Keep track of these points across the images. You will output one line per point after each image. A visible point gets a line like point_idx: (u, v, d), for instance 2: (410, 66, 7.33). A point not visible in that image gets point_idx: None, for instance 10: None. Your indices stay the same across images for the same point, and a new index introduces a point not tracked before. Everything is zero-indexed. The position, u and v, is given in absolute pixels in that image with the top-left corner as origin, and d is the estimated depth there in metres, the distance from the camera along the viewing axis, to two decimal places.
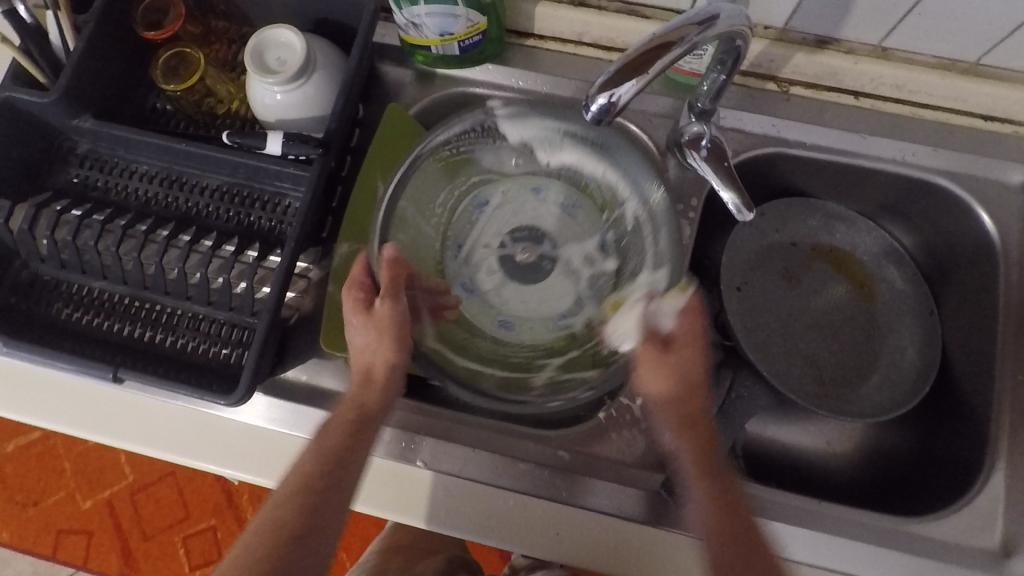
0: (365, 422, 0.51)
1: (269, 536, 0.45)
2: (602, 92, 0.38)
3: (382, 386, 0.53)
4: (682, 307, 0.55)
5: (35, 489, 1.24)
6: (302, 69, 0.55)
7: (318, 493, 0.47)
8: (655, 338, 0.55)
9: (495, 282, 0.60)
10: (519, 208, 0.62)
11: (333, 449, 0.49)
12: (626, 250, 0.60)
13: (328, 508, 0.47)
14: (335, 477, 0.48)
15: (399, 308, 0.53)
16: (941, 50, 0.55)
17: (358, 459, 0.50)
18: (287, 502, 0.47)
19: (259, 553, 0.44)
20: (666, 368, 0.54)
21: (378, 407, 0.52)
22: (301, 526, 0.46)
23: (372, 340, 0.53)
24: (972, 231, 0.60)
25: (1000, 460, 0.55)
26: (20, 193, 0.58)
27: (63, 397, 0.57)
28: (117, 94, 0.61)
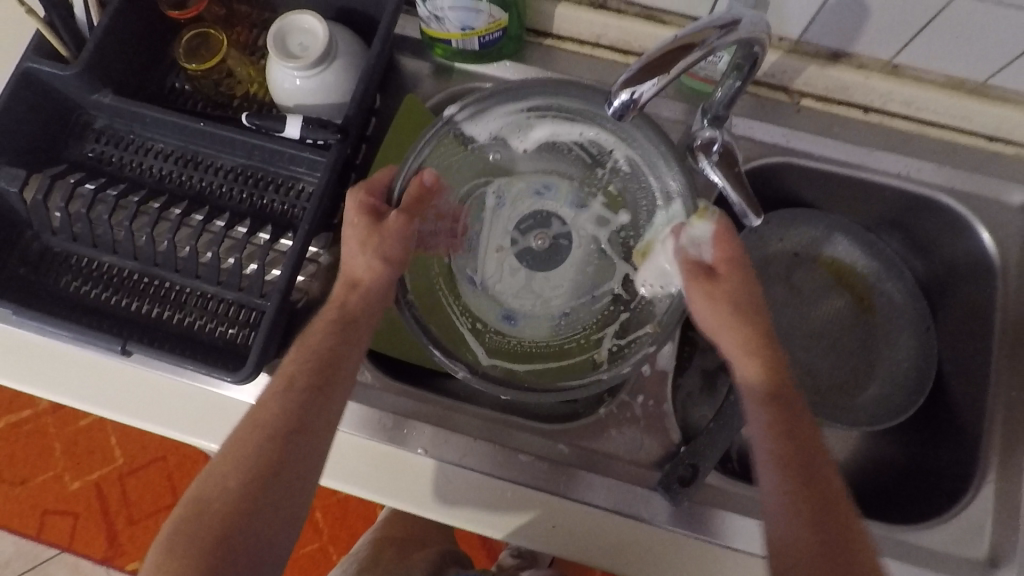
0: (349, 321, 0.52)
1: (260, 435, 0.46)
2: (624, 88, 0.39)
3: (370, 291, 0.53)
4: (714, 232, 0.54)
5: (24, 467, 1.23)
6: (324, 55, 0.56)
7: (304, 392, 0.48)
8: (696, 268, 0.54)
9: (508, 281, 0.60)
10: (522, 200, 0.61)
11: (319, 348, 0.50)
12: (632, 202, 0.61)
13: (318, 407, 0.48)
14: (323, 376, 0.49)
15: (406, 226, 0.54)
16: (950, 70, 0.57)
17: (347, 360, 0.50)
18: (276, 396, 0.48)
19: (257, 447, 0.45)
20: (721, 295, 0.52)
21: (365, 310, 0.53)
22: (294, 420, 0.47)
23: (369, 250, 0.53)
24: (972, 248, 0.62)
25: (991, 472, 0.56)
26: (36, 164, 0.58)
27: (66, 369, 0.57)
28: (137, 71, 0.61)
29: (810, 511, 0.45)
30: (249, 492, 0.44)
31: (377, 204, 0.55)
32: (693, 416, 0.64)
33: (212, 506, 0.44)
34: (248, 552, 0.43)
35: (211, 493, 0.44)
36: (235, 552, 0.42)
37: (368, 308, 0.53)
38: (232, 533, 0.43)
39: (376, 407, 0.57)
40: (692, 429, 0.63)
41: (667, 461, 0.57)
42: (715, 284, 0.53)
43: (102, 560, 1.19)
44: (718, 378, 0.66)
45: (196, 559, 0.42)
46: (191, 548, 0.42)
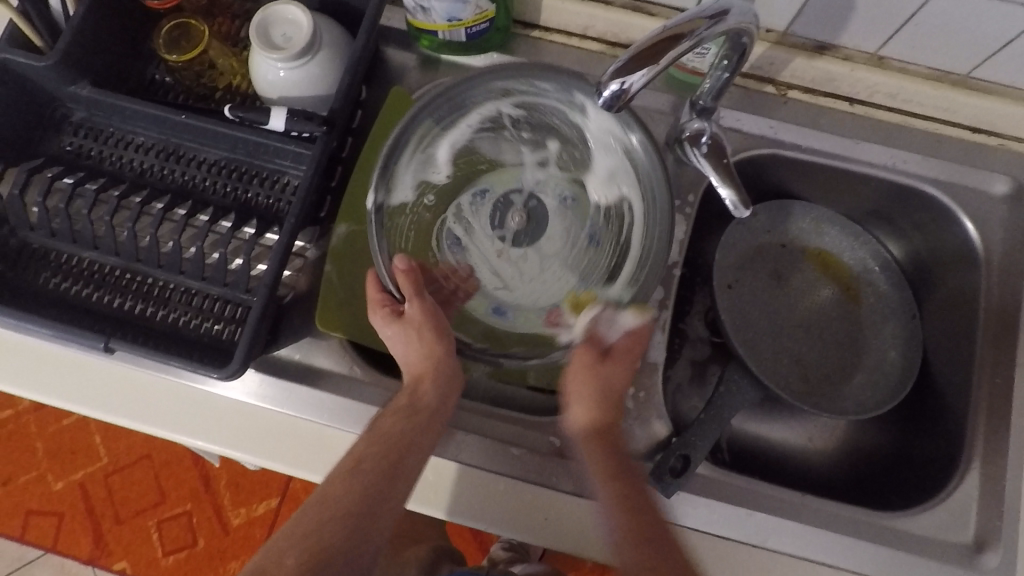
0: (418, 408, 0.52)
1: (323, 516, 0.47)
2: (614, 79, 0.39)
3: (437, 377, 0.53)
4: (636, 326, 0.55)
5: (6, 468, 1.21)
6: (308, 47, 0.55)
7: (371, 476, 0.48)
8: (596, 347, 0.56)
9: (522, 280, 0.59)
10: (484, 207, 0.61)
11: (388, 434, 0.50)
12: (545, 123, 0.61)
13: (384, 493, 0.48)
14: (392, 464, 0.49)
15: (426, 304, 0.55)
16: (935, 61, 0.57)
17: (420, 447, 0.50)
18: (347, 478, 0.48)
19: (319, 528, 0.46)
20: (599, 381, 0.54)
21: (437, 398, 0.53)
22: (360, 504, 0.48)
23: (416, 342, 0.54)
24: (956, 239, 0.62)
25: (975, 458, 0.57)
26: (12, 158, 0.57)
27: (47, 367, 0.56)
28: (116, 63, 0.60)
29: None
30: (305, 573, 0.44)
31: (393, 305, 0.55)
32: (682, 408, 0.64)
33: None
34: None
35: (266, 566, 0.44)
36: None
37: (436, 394, 0.53)
38: None
39: (365, 402, 0.56)
40: (682, 421, 0.63)
41: (658, 451, 0.57)
42: (603, 365, 0.55)
43: (88, 560, 1.18)
44: (707, 370, 0.66)
45: None
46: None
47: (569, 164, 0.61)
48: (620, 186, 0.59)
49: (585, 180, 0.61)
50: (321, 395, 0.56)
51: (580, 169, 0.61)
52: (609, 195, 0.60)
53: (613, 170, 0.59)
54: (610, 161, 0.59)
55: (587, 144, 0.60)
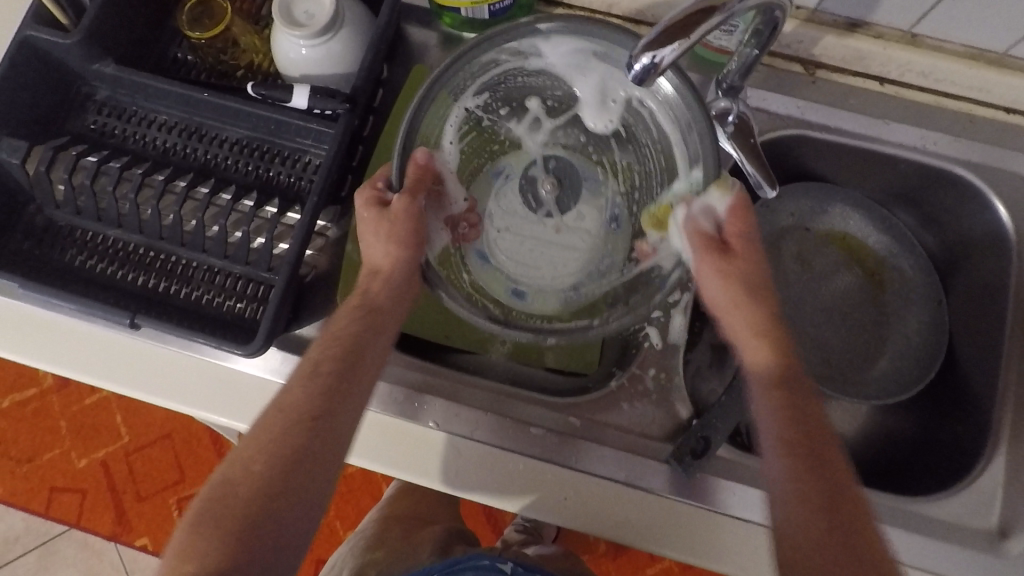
0: (373, 305, 0.52)
1: (286, 418, 0.47)
2: (645, 53, 0.38)
3: (391, 277, 0.53)
4: (729, 203, 0.52)
5: (30, 445, 1.24)
6: (330, 23, 0.54)
7: (327, 378, 0.48)
8: (707, 238, 0.53)
9: (592, 259, 0.57)
10: (517, 185, 0.58)
11: (343, 334, 0.50)
12: (516, 89, 0.58)
13: (339, 394, 0.48)
14: (347, 364, 0.49)
15: (413, 206, 0.53)
16: (970, 39, 0.55)
17: (371, 347, 0.51)
18: (303, 383, 0.48)
19: (279, 434, 0.46)
20: (736, 275, 0.52)
21: (388, 300, 0.53)
22: (316, 407, 0.47)
23: (382, 238, 0.52)
24: (986, 222, 0.61)
25: (1001, 445, 0.56)
26: (37, 137, 0.57)
27: (73, 343, 0.57)
28: (139, 41, 0.60)
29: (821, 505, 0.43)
30: (275, 476, 0.45)
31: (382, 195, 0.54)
32: (702, 390, 0.64)
33: (238, 491, 0.44)
34: (273, 530, 0.44)
35: (240, 472, 0.45)
36: (257, 540, 0.43)
37: (392, 295, 0.53)
38: (259, 518, 0.44)
39: (386, 380, 0.57)
40: (701, 403, 0.63)
41: (678, 434, 0.57)
42: (730, 257, 0.52)
43: (111, 536, 1.20)
44: (727, 353, 0.66)
45: (222, 540, 0.43)
46: (217, 532, 0.43)
47: (558, 110, 0.59)
48: (611, 99, 0.57)
49: (582, 120, 0.59)
50: None
51: (572, 110, 0.59)
52: (610, 123, 0.58)
53: (594, 94, 0.57)
54: (591, 86, 0.57)
55: (562, 79, 0.57)
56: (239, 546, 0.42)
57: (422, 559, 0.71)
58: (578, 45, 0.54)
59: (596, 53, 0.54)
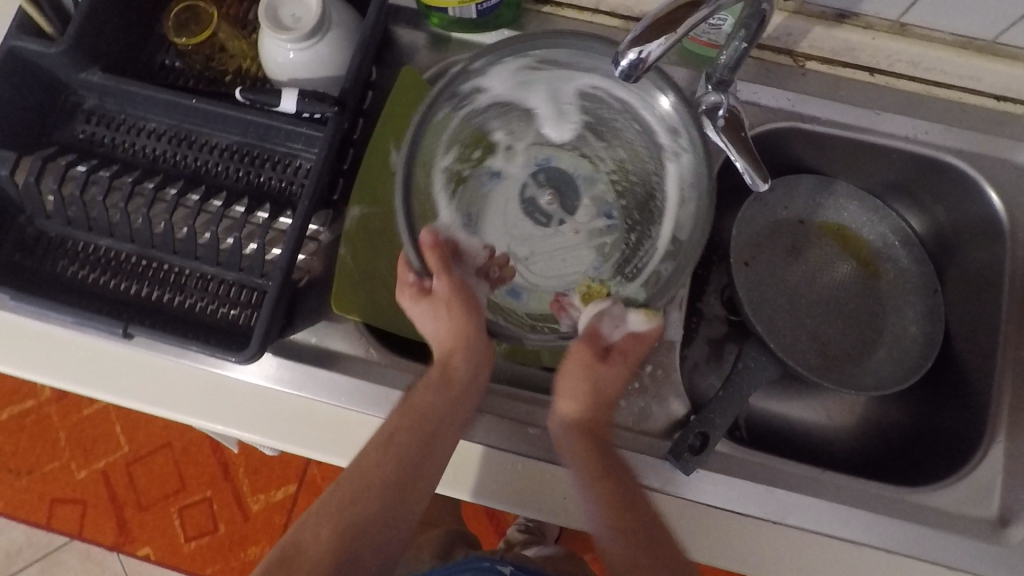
0: (451, 380, 0.53)
1: (367, 482, 0.50)
2: (631, 49, 0.38)
3: (470, 350, 0.54)
4: (646, 329, 0.54)
5: (30, 458, 1.23)
6: (317, 27, 0.54)
7: (408, 450, 0.51)
8: (597, 343, 0.55)
9: (602, 247, 0.60)
10: (520, 206, 0.61)
11: (423, 407, 0.52)
12: (478, 127, 0.61)
13: (418, 464, 0.51)
14: (425, 436, 0.51)
15: (455, 279, 0.56)
16: (959, 27, 0.55)
17: (454, 420, 0.52)
18: (382, 449, 0.51)
19: (358, 497, 0.50)
20: (595, 380, 0.54)
21: (469, 368, 0.54)
22: (397, 474, 0.50)
23: (444, 316, 0.55)
24: (980, 210, 0.61)
25: (1000, 433, 0.56)
26: (25, 147, 0.57)
27: (67, 354, 0.57)
28: (126, 49, 0.60)
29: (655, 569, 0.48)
30: (349, 535, 0.48)
31: (421, 283, 0.55)
32: (700, 385, 0.64)
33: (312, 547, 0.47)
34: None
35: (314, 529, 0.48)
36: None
37: (472, 367, 0.55)
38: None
39: (383, 382, 0.57)
40: (699, 398, 0.63)
41: (676, 430, 0.57)
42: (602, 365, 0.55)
43: (113, 546, 1.20)
44: (724, 349, 0.66)
45: None
46: None
47: (519, 134, 0.62)
48: (565, 101, 0.60)
49: (546, 135, 0.63)
50: (338, 376, 0.56)
51: (534, 125, 0.62)
52: (573, 124, 0.62)
53: (548, 103, 0.61)
54: (543, 97, 0.60)
55: (514, 100, 0.60)
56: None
57: (423, 563, 0.71)
58: (514, 67, 0.57)
59: (534, 64, 0.57)
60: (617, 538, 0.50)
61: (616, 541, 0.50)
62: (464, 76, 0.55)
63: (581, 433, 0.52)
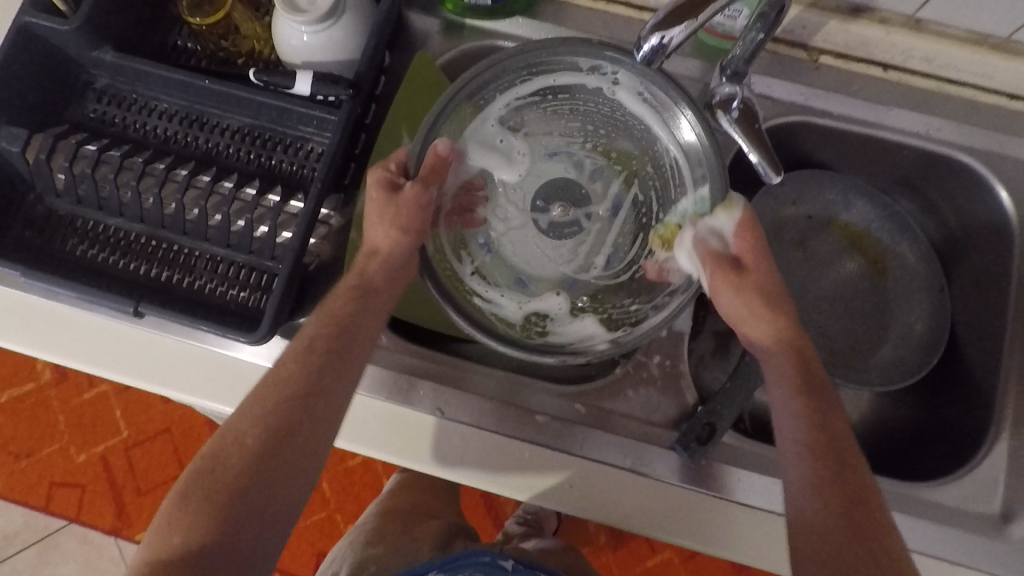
0: (369, 286, 0.52)
1: (281, 393, 0.46)
2: (653, 33, 0.39)
3: (387, 259, 0.53)
4: (736, 222, 0.52)
5: (29, 440, 1.23)
6: (332, 9, 0.54)
7: (323, 354, 0.48)
8: (716, 256, 0.52)
9: (635, 207, 0.60)
10: (550, 228, 0.59)
11: (339, 314, 0.50)
12: (460, 225, 0.58)
13: (335, 367, 0.48)
14: (341, 341, 0.49)
15: (424, 197, 0.53)
16: (974, 24, 0.55)
17: (366, 324, 0.51)
18: (297, 358, 0.47)
19: (271, 408, 0.45)
20: (754, 290, 0.50)
21: (385, 279, 0.53)
22: (311, 381, 0.46)
23: (386, 220, 0.52)
24: (990, 209, 0.61)
25: (1004, 430, 0.56)
26: (36, 124, 0.56)
27: (75, 333, 0.57)
28: (139, 28, 0.60)
29: (843, 508, 0.43)
30: (266, 450, 0.44)
31: (394, 179, 0.53)
32: (705, 378, 0.64)
33: (224, 462, 0.43)
34: (260, 507, 0.43)
35: (227, 447, 0.44)
36: (244, 511, 0.42)
37: (388, 277, 0.53)
38: (243, 497, 0.42)
39: (389, 368, 0.57)
40: (705, 391, 0.63)
41: (682, 421, 0.57)
42: (746, 277, 0.51)
43: (111, 530, 1.20)
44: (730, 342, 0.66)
45: (207, 518, 0.41)
46: (200, 506, 0.42)
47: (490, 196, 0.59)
48: (496, 135, 0.58)
49: (512, 179, 0.59)
50: None
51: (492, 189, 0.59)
52: (522, 154, 0.59)
53: (485, 152, 0.58)
54: (478, 155, 0.58)
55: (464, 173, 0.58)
56: (225, 512, 0.42)
57: (423, 551, 0.71)
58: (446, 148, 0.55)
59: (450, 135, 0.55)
60: (803, 482, 0.44)
61: (801, 484, 0.44)
62: (429, 134, 0.54)
63: (776, 347, 0.49)
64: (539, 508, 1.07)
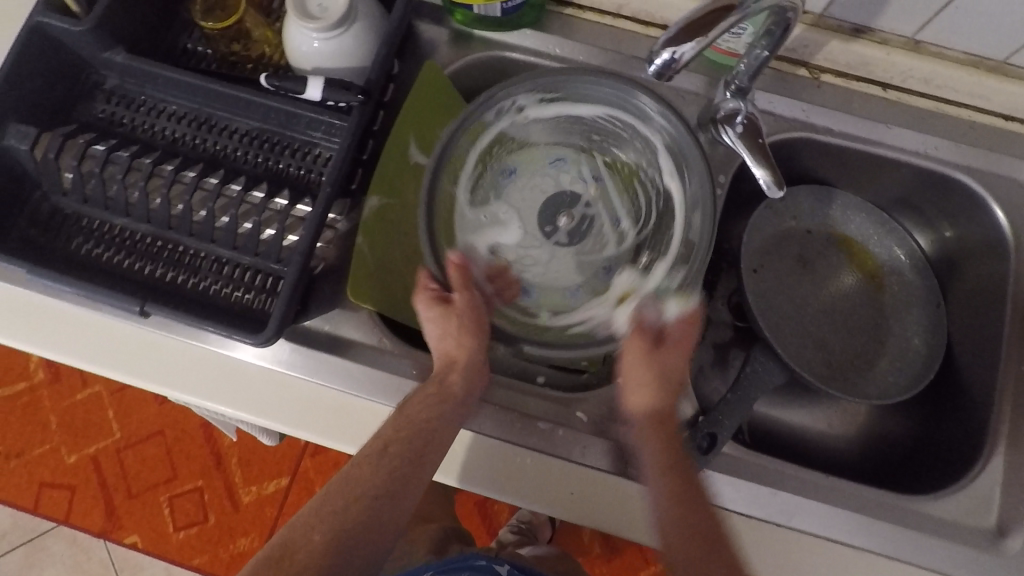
0: (445, 392, 0.52)
1: (355, 493, 0.49)
2: (665, 49, 0.39)
3: (465, 366, 0.53)
4: (686, 313, 0.55)
5: (19, 440, 1.22)
6: (344, 17, 0.54)
7: (398, 461, 0.50)
8: (647, 333, 0.55)
9: (615, 173, 0.62)
10: (570, 241, 0.60)
11: (416, 419, 0.51)
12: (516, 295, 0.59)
13: (409, 474, 0.50)
14: (418, 449, 0.50)
15: (473, 298, 0.54)
16: (972, 47, 0.56)
17: (444, 433, 0.51)
18: (370, 459, 0.50)
19: (344, 504, 0.48)
20: (656, 364, 0.54)
21: (465, 386, 0.53)
22: (383, 485, 0.49)
23: (452, 333, 0.54)
24: (986, 227, 0.62)
25: (1000, 445, 0.57)
26: (45, 123, 0.57)
27: (78, 331, 0.57)
28: (151, 31, 0.60)
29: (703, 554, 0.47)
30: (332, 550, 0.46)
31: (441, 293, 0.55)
32: (705, 389, 0.65)
33: (293, 555, 0.46)
34: None
35: (296, 538, 0.47)
36: None
37: (467, 382, 0.53)
38: None
39: (393, 373, 0.57)
40: (705, 402, 0.64)
41: (683, 430, 0.57)
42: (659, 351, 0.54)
43: (100, 533, 1.19)
44: (729, 353, 0.66)
45: None
46: None
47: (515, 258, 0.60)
48: (479, 217, 0.59)
49: (514, 232, 0.60)
50: (350, 364, 0.56)
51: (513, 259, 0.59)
52: (507, 214, 0.60)
53: (480, 232, 0.59)
54: (476, 237, 0.59)
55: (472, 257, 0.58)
56: None
57: (419, 557, 0.71)
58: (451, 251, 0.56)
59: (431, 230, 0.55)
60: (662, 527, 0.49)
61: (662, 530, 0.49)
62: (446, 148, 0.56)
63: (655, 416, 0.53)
64: (533, 517, 1.07)
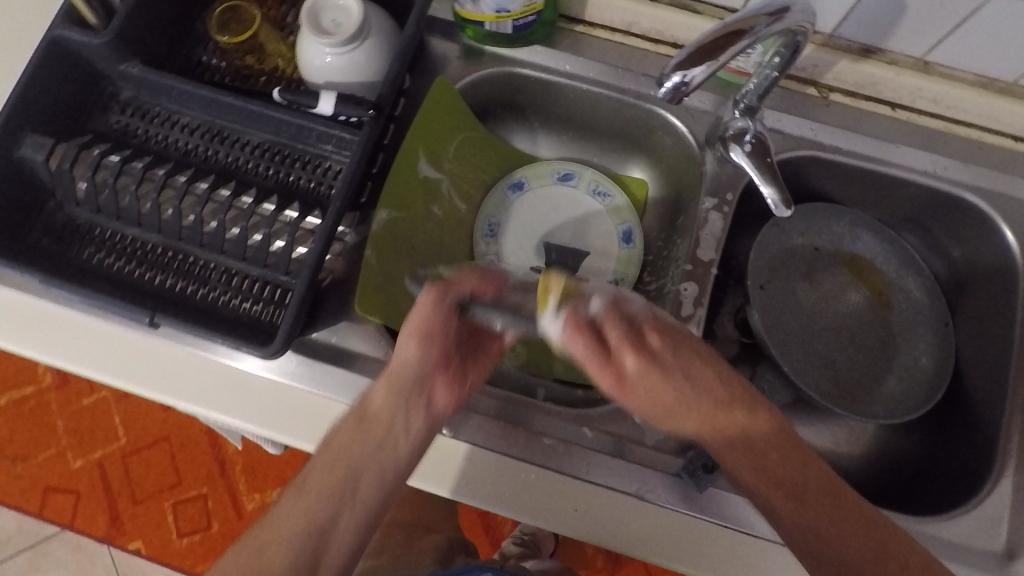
0: (370, 419, 0.47)
1: (278, 538, 0.45)
2: (676, 72, 0.41)
3: (391, 386, 0.47)
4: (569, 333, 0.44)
5: (26, 445, 1.23)
6: (357, 33, 0.55)
7: (323, 501, 0.46)
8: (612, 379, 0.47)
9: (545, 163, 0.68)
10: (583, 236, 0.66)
11: (338, 457, 0.47)
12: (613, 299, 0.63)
13: (336, 514, 0.46)
14: (342, 490, 0.46)
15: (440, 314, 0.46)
16: (982, 68, 0.57)
17: (368, 472, 0.47)
18: (298, 505, 0.46)
19: (269, 549, 0.45)
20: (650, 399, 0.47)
21: (391, 409, 0.47)
22: (310, 531, 0.45)
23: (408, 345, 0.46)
24: (995, 247, 0.62)
25: (1009, 466, 0.56)
26: (61, 134, 0.58)
27: (89, 340, 0.57)
28: (166, 44, 0.61)
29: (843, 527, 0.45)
30: None
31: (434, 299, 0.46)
32: None
33: None
34: None
35: None
36: None
37: (393, 406, 0.47)
38: None
39: None
40: None
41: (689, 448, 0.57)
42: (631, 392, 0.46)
43: (104, 539, 1.19)
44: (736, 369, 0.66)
45: None
46: None
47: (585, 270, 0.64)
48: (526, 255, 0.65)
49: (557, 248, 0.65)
50: (355, 377, 0.56)
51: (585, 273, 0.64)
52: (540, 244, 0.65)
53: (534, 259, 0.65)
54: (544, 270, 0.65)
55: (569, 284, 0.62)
56: None
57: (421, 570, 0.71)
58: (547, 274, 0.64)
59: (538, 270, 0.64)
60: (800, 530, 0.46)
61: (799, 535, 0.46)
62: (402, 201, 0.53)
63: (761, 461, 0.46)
64: (536, 529, 1.06)
